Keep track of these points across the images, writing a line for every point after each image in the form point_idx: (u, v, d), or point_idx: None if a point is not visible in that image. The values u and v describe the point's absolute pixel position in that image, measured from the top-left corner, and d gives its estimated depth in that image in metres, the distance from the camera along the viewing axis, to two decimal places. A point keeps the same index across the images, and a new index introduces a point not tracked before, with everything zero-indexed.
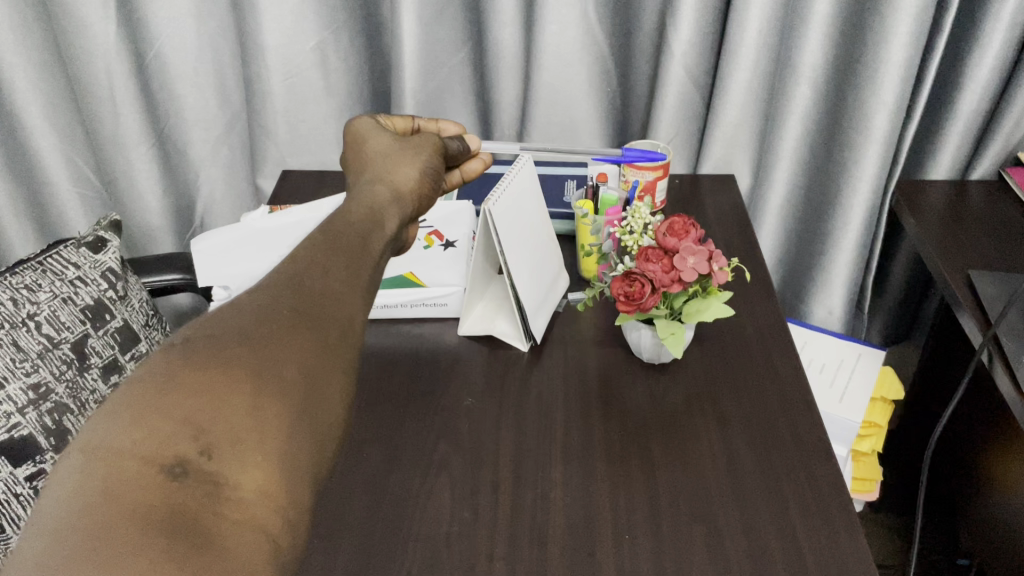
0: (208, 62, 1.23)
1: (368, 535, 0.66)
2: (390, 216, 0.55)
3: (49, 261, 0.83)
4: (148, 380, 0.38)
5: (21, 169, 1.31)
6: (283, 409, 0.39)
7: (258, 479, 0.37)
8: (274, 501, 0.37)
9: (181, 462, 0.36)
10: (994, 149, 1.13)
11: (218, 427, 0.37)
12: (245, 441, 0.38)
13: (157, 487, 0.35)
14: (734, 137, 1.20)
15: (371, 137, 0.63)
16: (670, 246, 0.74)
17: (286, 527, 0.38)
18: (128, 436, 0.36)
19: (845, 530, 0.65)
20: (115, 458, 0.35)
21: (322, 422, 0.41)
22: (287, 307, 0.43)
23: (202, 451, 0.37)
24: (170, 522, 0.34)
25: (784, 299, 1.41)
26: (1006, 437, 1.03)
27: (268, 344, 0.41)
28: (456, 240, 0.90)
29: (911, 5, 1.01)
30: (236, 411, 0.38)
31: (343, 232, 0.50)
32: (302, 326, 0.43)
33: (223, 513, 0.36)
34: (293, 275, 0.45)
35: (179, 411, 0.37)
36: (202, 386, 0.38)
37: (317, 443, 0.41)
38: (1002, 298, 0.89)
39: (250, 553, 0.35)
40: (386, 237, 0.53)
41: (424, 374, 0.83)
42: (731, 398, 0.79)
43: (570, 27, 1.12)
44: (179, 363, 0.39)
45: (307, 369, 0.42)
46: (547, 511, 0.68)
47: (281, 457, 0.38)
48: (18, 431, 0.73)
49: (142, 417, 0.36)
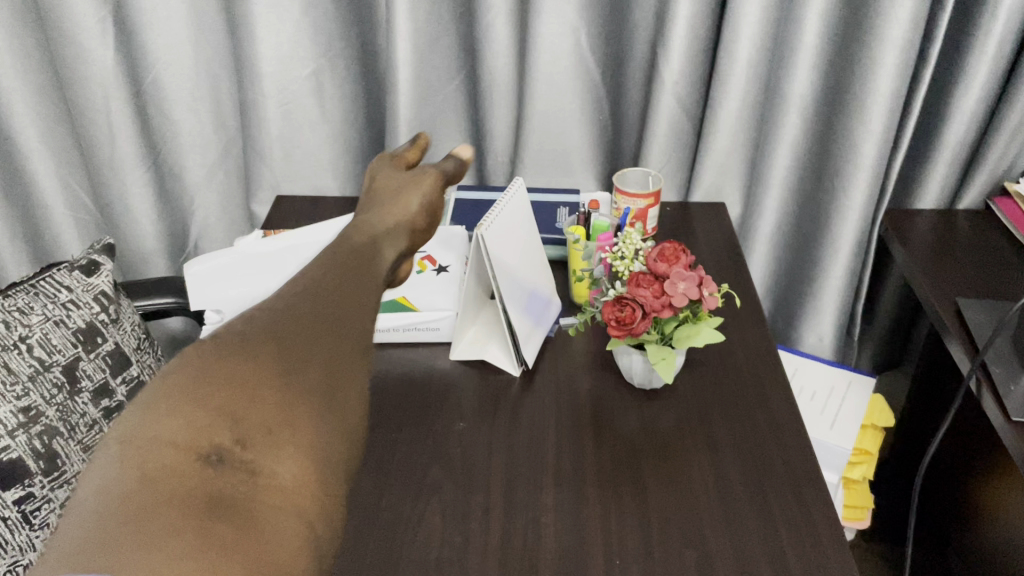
0: (206, 88, 1.25)
1: (359, 559, 0.66)
2: (390, 245, 0.54)
3: (42, 285, 0.83)
4: (181, 376, 0.39)
5: (16, 191, 1.32)
6: (309, 402, 0.40)
7: (292, 467, 0.38)
8: (307, 487, 0.38)
9: (216, 449, 0.37)
10: (981, 178, 1.14)
11: (251, 417, 0.38)
12: (276, 432, 0.38)
13: (195, 474, 0.36)
14: (724, 165, 1.21)
15: (380, 173, 0.65)
16: (661, 272, 0.75)
17: (322, 514, 0.38)
18: (164, 426, 0.37)
19: (834, 553, 0.66)
20: (151, 447, 0.36)
21: (348, 416, 0.41)
22: (309, 309, 0.44)
23: (237, 440, 0.37)
24: (208, 506, 0.35)
25: (775, 325, 1.41)
26: (998, 466, 1.03)
27: (296, 341, 0.42)
28: (449, 265, 0.91)
29: (898, 37, 1.03)
30: (267, 403, 0.39)
31: (347, 256, 0.50)
32: (326, 327, 0.43)
33: (261, 498, 0.36)
34: (311, 285, 0.46)
35: (213, 403, 0.38)
36: (234, 379, 0.39)
37: (344, 436, 0.41)
38: (989, 327, 0.90)
39: (287, 538, 0.36)
40: (386, 264, 0.52)
41: (417, 398, 0.83)
42: (722, 423, 0.79)
43: (563, 57, 1.14)
44: (212, 357, 0.40)
45: (331, 369, 0.42)
46: (538, 535, 0.68)
47: (311, 448, 0.39)
48: (7, 453, 0.73)
49: (180, 408, 0.37)
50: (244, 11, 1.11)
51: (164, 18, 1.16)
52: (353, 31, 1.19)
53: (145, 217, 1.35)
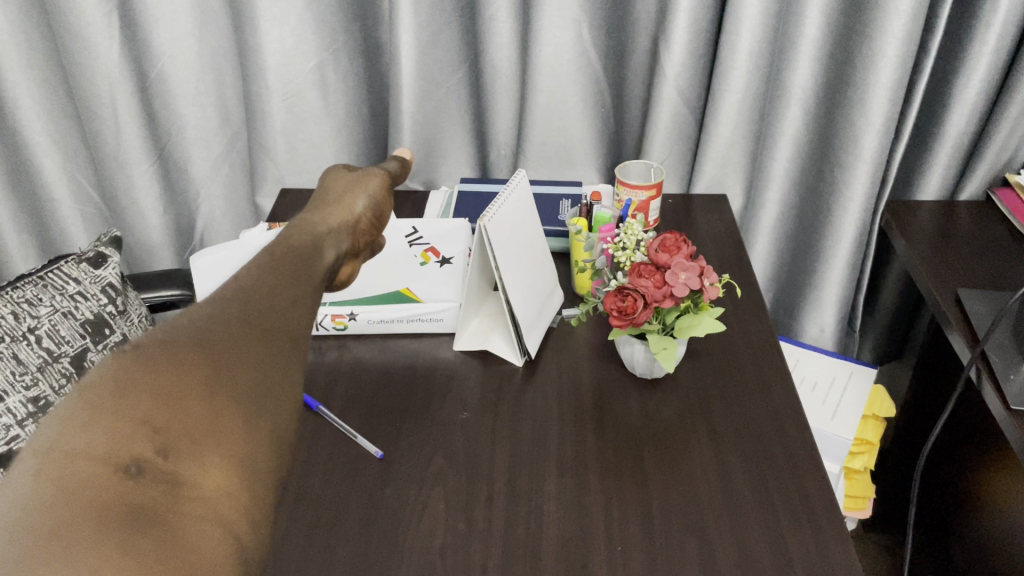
0: (210, 82, 1.25)
1: (364, 546, 0.67)
2: (331, 245, 0.53)
3: (50, 276, 0.84)
4: (99, 379, 0.36)
5: (23, 185, 1.33)
6: (239, 411, 0.38)
7: (218, 479, 0.36)
8: (236, 499, 0.36)
9: (136, 461, 0.35)
10: (982, 170, 1.15)
11: (175, 426, 0.36)
12: (201, 442, 0.36)
13: (113, 489, 0.34)
14: (726, 158, 1.22)
15: (325, 178, 0.66)
16: (661, 262, 0.76)
17: (251, 524, 0.37)
18: (79, 436, 0.34)
19: (834, 540, 0.67)
20: (66, 459, 0.33)
21: (281, 422, 0.40)
22: (240, 312, 0.42)
23: (159, 451, 0.35)
24: (126, 521, 0.33)
25: (776, 317, 1.41)
26: (998, 456, 1.04)
27: (224, 347, 0.39)
28: (453, 257, 0.89)
29: (899, 29, 1.03)
30: (191, 412, 0.36)
31: (286, 255, 0.48)
32: (257, 331, 0.41)
33: (185, 509, 0.35)
34: (246, 286, 0.43)
35: (134, 411, 0.35)
36: (156, 386, 0.36)
37: (276, 444, 0.39)
38: (988, 316, 0.91)
39: (212, 550, 0.35)
40: (326, 264, 0.51)
41: (420, 388, 0.84)
42: (723, 411, 0.80)
43: (565, 50, 1.15)
44: (133, 362, 0.37)
45: (262, 376, 0.40)
46: (541, 522, 0.69)
47: (241, 458, 0.37)
48: (16, 443, 0.76)
49: (96, 417, 0.35)
50: (249, 5, 1.12)
51: (169, 13, 1.17)
52: (357, 25, 1.20)
53: (151, 210, 1.36)
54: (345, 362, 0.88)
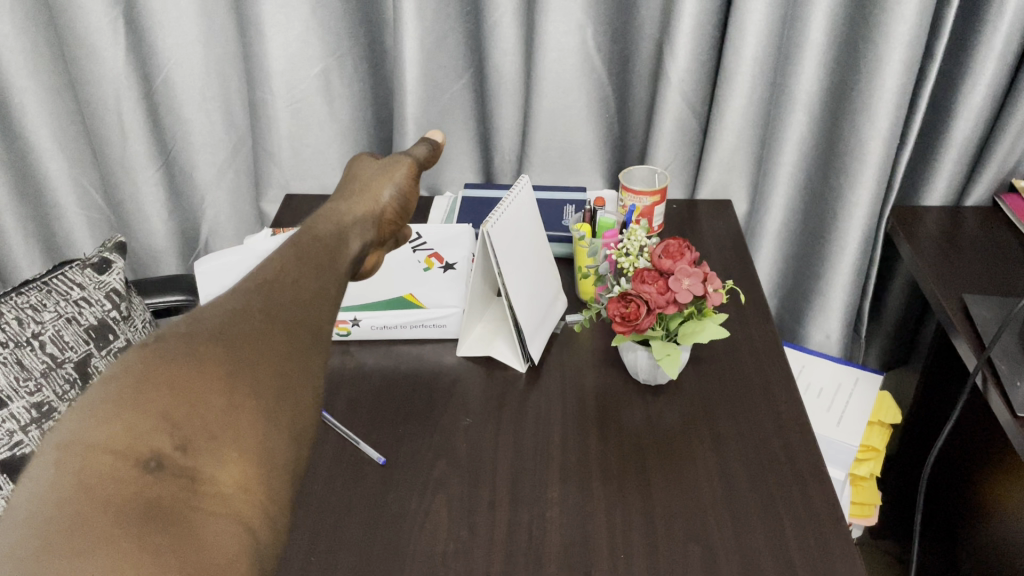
0: (216, 89, 1.26)
1: (365, 552, 0.67)
2: (356, 235, 0.53)
3: (54, 282, 0.84)
4: (123, 375, 0.36)
5: (28, 191, 1.34)
6: (257, 407, 0.38)
7: (236, 475, 0.36)
8: (252, 494, 0.36)
9: (155, 456, 0.35)
10: (988, 176, 1.14)
11: (193, 422, 0.36)
12: (219, 437, 0.36)
13: (132, 484, 0.34)
14: (730, 163, 1.22)
15: (356, 166, 0.66)
16: (665, 268, 0.75)
17: (266, 521, 0.36)
18: (101, 431, 0.34)
19: (839, 549, 0.66)
20: (86, 453, 0.34)
21: (298, 417, 0.39)
22: (259, 308, 0.42)
23: (178, 446, 0.35)
24: (144, 515, 0.33)
25: (783, 323, 1.41)
26: (1004, 464, 1.03)
27: (243, 342, 0.39)
28: (456, 262, 0.88)
29: (903, 34, 1.03)
30: (211, 407, 0.36)
31: (311, 246, 0.48)
32: (275, 327, 0.41)
33: (202, 505, 0.35)
34: (270, 279, 0.44)
35: (154, 406, 0.35)
36: (176, 381, 0.36)
37: (294, 441, 0.39)
38: (995, 322, 0.90)
39: (227, 546, 0.34)
40: (351, 255, 0.51)
41: (423, 394, 0.84)
42: (727, 418, 0.80)
43: (569, 55, 1.15)
44: (154, 359, 0.37)
45: (280, 371, 0.40)
46: (543, 529, 0.68)
47: (258, 455, 0.37)
48: (21, 449, 0.75)
49: (118, 413, 0.35)
50: (255, 12, 1.13)
51: (175, 19, 1.18)
52: (361, 30, 1.20)
53: (156, 216, 1.36)
54: (349, 368, 0.88)
